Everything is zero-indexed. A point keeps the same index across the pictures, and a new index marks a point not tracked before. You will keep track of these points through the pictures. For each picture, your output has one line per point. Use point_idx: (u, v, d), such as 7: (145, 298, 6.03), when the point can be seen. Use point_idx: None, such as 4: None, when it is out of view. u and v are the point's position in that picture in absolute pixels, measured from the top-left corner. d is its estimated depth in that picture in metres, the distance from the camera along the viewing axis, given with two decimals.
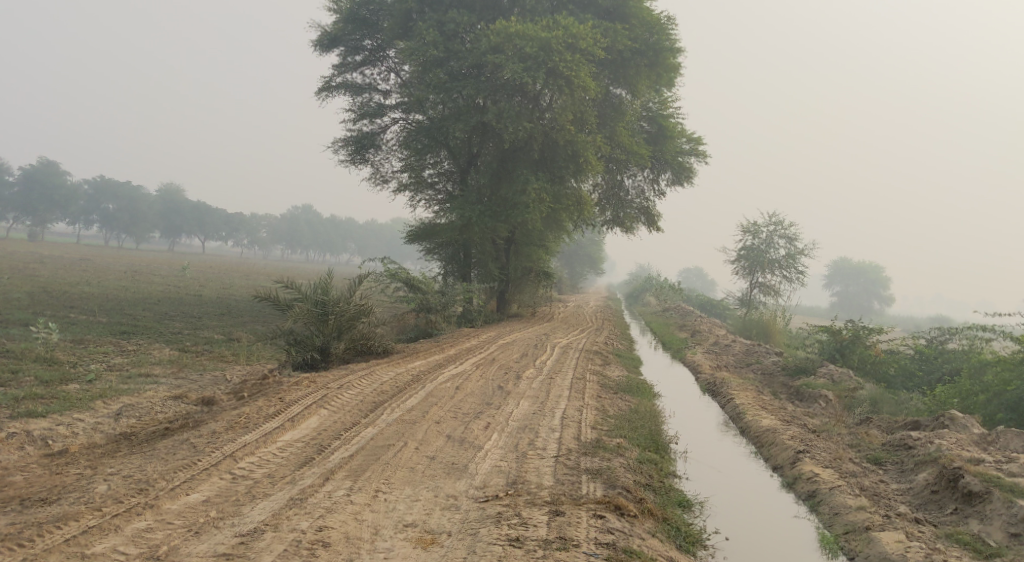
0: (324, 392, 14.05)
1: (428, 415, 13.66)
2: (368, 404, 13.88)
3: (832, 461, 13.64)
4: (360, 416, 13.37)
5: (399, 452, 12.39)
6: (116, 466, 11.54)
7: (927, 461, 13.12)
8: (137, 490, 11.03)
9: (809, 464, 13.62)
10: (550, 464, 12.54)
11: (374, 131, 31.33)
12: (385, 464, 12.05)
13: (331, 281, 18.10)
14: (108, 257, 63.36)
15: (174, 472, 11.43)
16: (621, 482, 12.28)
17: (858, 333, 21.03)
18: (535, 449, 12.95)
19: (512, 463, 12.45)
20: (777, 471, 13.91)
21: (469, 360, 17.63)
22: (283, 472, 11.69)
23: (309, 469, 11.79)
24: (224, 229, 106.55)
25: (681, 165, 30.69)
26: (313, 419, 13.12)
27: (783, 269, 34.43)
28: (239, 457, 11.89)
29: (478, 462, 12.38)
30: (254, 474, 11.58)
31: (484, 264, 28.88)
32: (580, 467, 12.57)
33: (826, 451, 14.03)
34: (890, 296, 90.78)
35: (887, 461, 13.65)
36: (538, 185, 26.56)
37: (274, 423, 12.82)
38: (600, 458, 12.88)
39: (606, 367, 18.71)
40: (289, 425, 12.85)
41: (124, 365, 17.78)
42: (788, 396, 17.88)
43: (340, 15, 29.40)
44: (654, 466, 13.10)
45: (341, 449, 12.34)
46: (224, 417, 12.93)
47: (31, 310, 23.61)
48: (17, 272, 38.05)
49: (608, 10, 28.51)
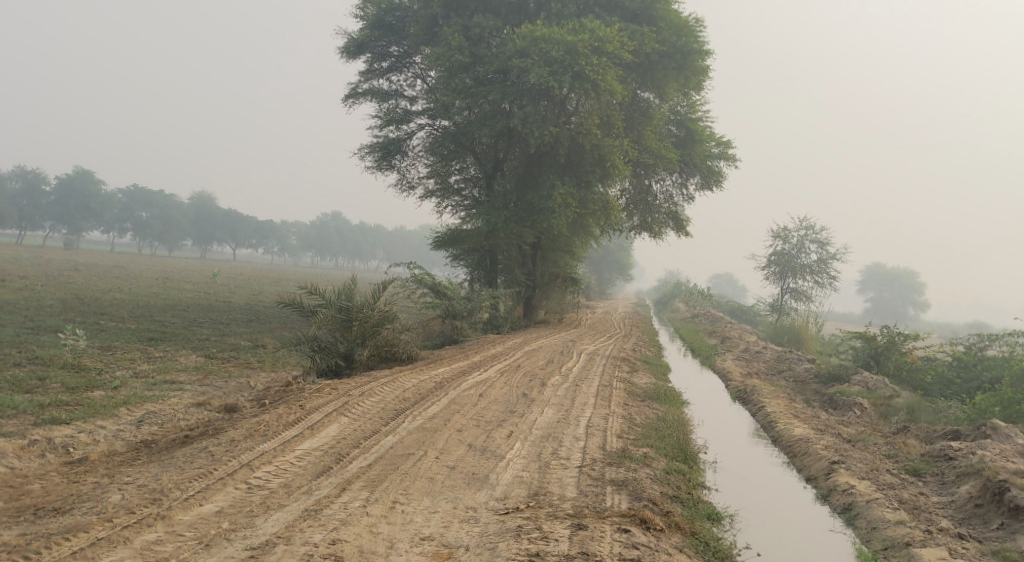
0: (345, 400, 13.88)
1: (450, 423, 13.45)
2: (390, 411, 13.69)
3: (868, 473, 13.25)
4: (381, 424, 13.19)
5: (419, 461, 12.18)
6: (132, 475, 11.44)
7: (970, 473, 12.70)
8: (151, 500, 10.92)
9: (843, 475, 13.24)
10: (574, 475, 12.27)
11: (400, 137, 31.27)
12: (404, 474, 11.84)
13: (355, 287, 17.98)
14: (141, 265, 63.86)
15: (189, 481, 11.30)
16: (647, 494, 11.98)
17: (893, 340, 20.69)
18: (559, 459, 12.69)
19: (534, 474, 12.20)
20: (811, 482, 13.53)
21: (494, 367, 17.40)
22: (300, 481, 11.53)
23: (326, 479, 11.62)
24: (256, 237, 107.23)
25: (710, 169, 30.30)
26: (333, 426, 12.95)
27: (815, 274, 33.87)
28: (256, 466, 11.74)
29: (499, 472, 12.14)
30: (270, 484, 11.42)
31: (510, 269, 28.58)
32: (605, 478, 12.28)
33: (862, 461, 13.63)
34: (924, 302, 89.46)
35: (926, 472, 13.23)
36: (565, 190, 26.30)
37: (293, 431, 12.67)
38: (626, 469, 12.59)
39: (633, 374, 18.38)
40: (308, 433, 12.69)
41: (151, 372, 17.74)
42: (821, 404, 17.47)
43: (366, 21, 29.38)
44: (682, 477, 12.78)
45: (359, 458, 12.16)
46: (244, 424, 12.80)
47: (62, 317, 23.71)
48: (51, 279, 38.35)
49: (635, 13, 28.19)
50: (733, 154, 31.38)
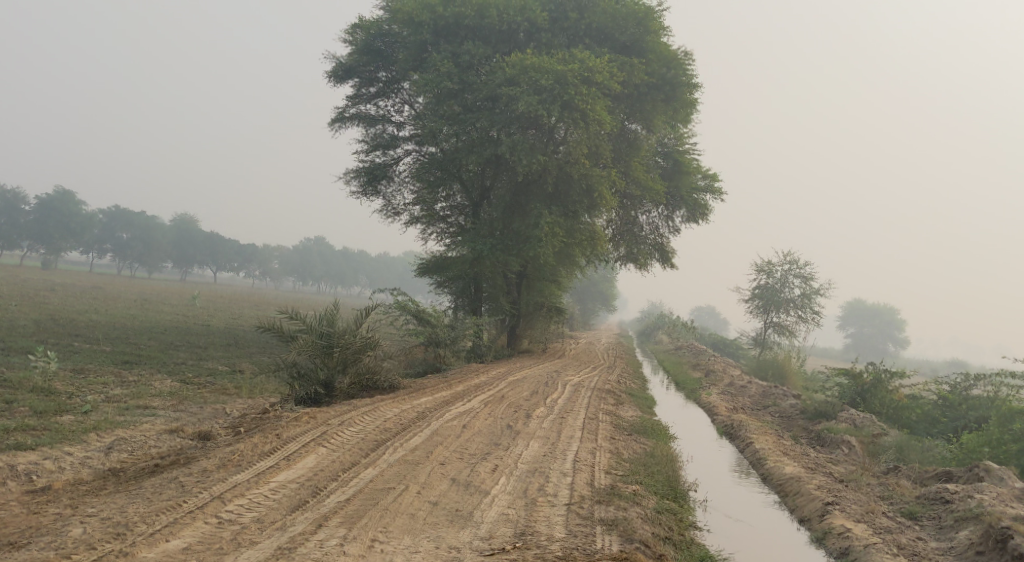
0: (323, 429, 13.47)
1: (432, 455, 13.07)
2: (371, 442, 13.30)
3: (864, 515, 12.95)
4: (360, 455, 12.79)
5: (399, 496, 11.79)
6: (96, 506, 10.99)
7: (969, 518, 12.44)
8: (114, 535, 10.47)
9: (838, 517, 12.93)
10: (562, 513, 11.91)
11: (386, 163, 31.02)
12: (384, 510, 11.44)
13: (337, 313, 17.62)
14: (119, 286, 63.11)
15: (156, 515, 10.87)
16: (638, 535, 11.63)
17: (879, 377, 20.50)
18: (545, 496, 12.32)
19: (520, 511, 11.83)
20: (805, 524, 13.21)
21: (477, 397, 17.04)
22: (274, 516, 11.11)
23: (302, 514, 11.21)
24: (237, 260, 106.50)
25: (696, 202, 30.20)
26: (311, 457, 12.55)
27: (799, 309, 33.78)
28: (228, 499, 11.31)
29: (483, 509, 11.76)
30: (242, 518, 11.00)
31: (495, 298, 28.54)
32: (594, 517, 11.93)
33: (857, 503, 13.33)
34: (904, 338, 89.69)
35: (922, 515, 12.95)
36: (552, 218, 26.12)
37: (268, 462, 12.26)
38: (616, 508, 12.24)
39: (618, 407, 18.03)
40: (285, 464, 12.28)
41: (123, 396, 17.24)
42: (809, 441, 17.21)
43: (355, 46, 29.23)
44: (673, 517, 12.44)
45: (337, 491, 11.76)
46: (217, 454, 12.37)
47: (35, 338, 23.17)
48: (26, 299, 37.67)
49: (625, 45, 28.07)
50: (719, 187, 31.32)
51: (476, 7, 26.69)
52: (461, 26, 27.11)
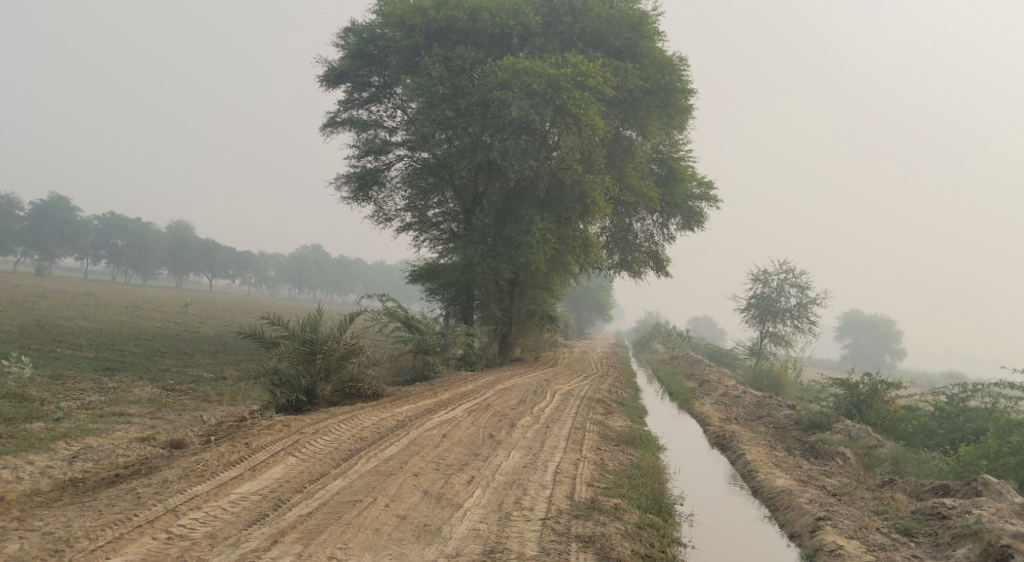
0: (295, 438, 13.02)
1: (406, 466, 12.62)
2: (344, 452, 12.84)
3: (857, 531, 12.51)
4: (330, 465, 12.35)
5: (365, 509, 11.36)
6: (43, 519, 10.64)
7: (966, 535, 12.01)
8: (52, 552, 10.15)
9: (829, 533, 12.50)
10: (536, 529, 11.48)
11: (378, 168, 30.61)
12: (347, 525, 11.03)
13: (321, 318, 17.17)
14: (113, 293, 62.52)
15: (102, 529, 10.51)
16: (616, 553, 11.20)
17: (875, 388, 20.07)
18: (521, 509, 11.89)
19: (492, 526, 11.40)
20: (795, 540, 12.80)
21: (462, 406, 16.57)
22: (228, 531, 10.71)
23: (258, 529, 10.81)
24: (233, 267, 105.95)
25: (691, 210, 29.76)
26: (277, 468, 12.10)
27: (795, 319, 33.37)
28: (182, 512, 10.91)
29: (453, 524, 11.33)
30: (194, 534, 10.61)
31: (487, 305, 27.92)
32: (570, 532, 11.50)
33: (851, 518, 12.89)
34: (901, 350, 89.19)
35: (918, 531, 12.51)
36: (544, 225, 25.69)
37: (232, 472, 11.84)
38: (595, 523, 11.81)
39: (608, 417, 17.57)
40: (249, 474, 11.84)
41: (100, 403, 16.77)
42: (803, 452, 16.80)
43: (347, 50, 28.84)
44: (656, 532, 11.99)
45: (300, 504, 11.34)
46: (180, 463, 11.95)
47: (16, 344, 22.71)
48: (16, 305, 37.14)
49: (619, 49, 27.68)
50: (714, 195, 30.94)
51: (468, 10, 26.29)
52: (454, 30, 26.68)
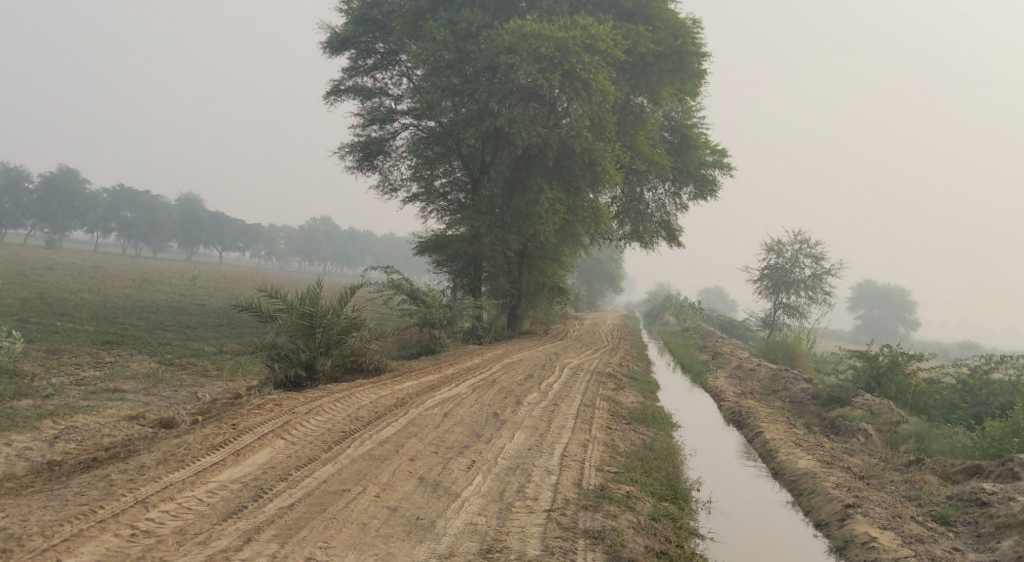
0: (286, 418, 12.45)
1: (401, 450, 12.03)
2: (336, 434, 12.25)
3: (888, 521, 11.86)
4: (321, 449, 11.78)
5: (353, 501, 10.79)
6: (4, 510, 10.15)
7: (1008, 527, 11.33)
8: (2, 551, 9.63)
9: (859, 523, 11.86)
10: (540, 523, 10.86)
11: (383, 137, 29.82)
12: (331, 519, 10.46)
13: (321, 291, 16.50)
14: (122, 266, 61.86)
15: (60, 524, 10.00)
16: (627, 551, 10.59)
17: (896, 360, 19.28)
18: (524, 499, 11.28)
19: (491, 520, 10.81)
20: (821, 529, 12.18)
21: (466, 382, 15.92)
22: (199, 526, 10.19)
23: (234, 524, 10.27)
24: (243, 240, 105.36)
25: (705, 177, 28.88)
26: (263, 453, 11.56)
27: (809, 290, 32.59)
28: (153, 504, 10.40)
29: (448, 517, 10.74)
30: (162, 530, 10.10)
31: (495, 277, 27.19)
32: (578, 527, 10.89)
33: (881, 506, 12.22)
34: (915, 320, 88.16)
35: (956, 520, 11.83)
36: (552, 194, 24.87)
37: (214, 457, 11.31)
38: (605, 515, 11.18)
39: (618, 393, 16.91)
40: (232, 460, 11.32)
41: (93, 379, 16.20)
42: (822, 429, 16.14)
43: (350, 15, 27.97)
44: (671, 524, 11.36)
45: (282, 495, 10.79)
46: (161, 446, 11.43)
47: (16, 317, 22.18)
48: (21, 278, 36.56)
49: (630, 12, 26.93)
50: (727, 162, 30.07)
51: None
52: None
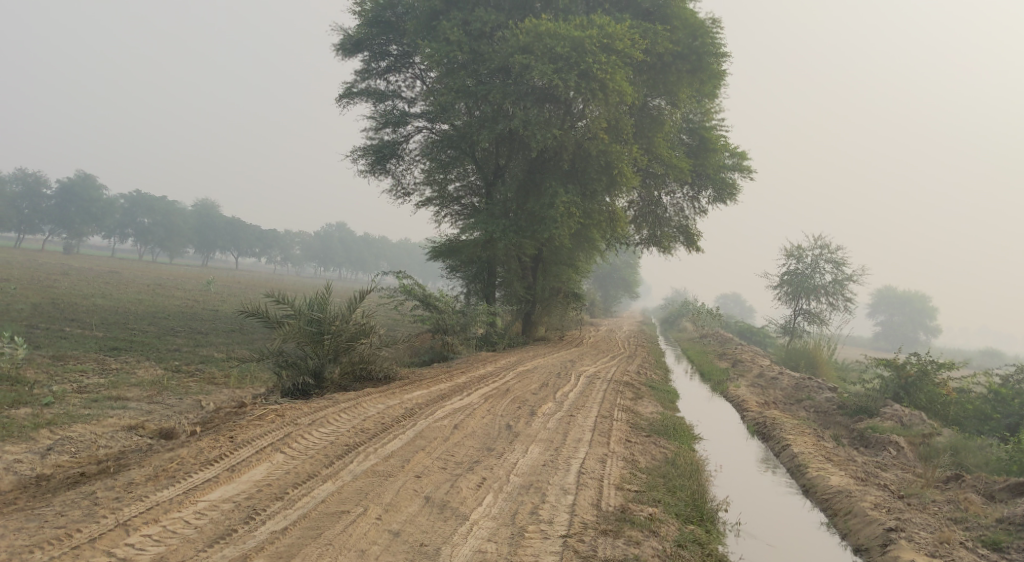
0: (287, 431, 11.95)
1: (407, 465, 11.48)
2: (339, 447, 11.74)
3: (935, 546, 11.23)
4: (322, 465, 11.27)
5: (352, 524, 10.27)
6: None
7: None
8: None
9: (903, 550, 11.24)
10: (558, 550, 10.29)
11: (396, 140, 29.32)
12: (326, 545, 9.94)
13: (330, 295, 15.98)
14: (137, 271, 61.56)
15: (35, 548, 9.59)
16: None
17: (925, 369, 18.46)
18: (539, 522, 10.72)
19: (505, 546, 10.25)
20: (862, 555, 11.56)
21: (479, 391, 15.34)
22: (183, 552, 9.71)
23: (221, 549, 9.79)
24: (259, 246, 105.15)
25: (724, 181, 28.22)
26: (260, 469, 11.07)
27: (830, 296, 31.86)
28: (135, 527, 9.94)
29: (455, 543, 10.20)
30: (142, 556, 9.63)
31: (509, 283, 26.65)
32: (600, 555, 10.31)
33: (925, 529, 11.59)
34: (936, 327, 86.95)
35: (1008, 546, 11.16)
36: (568, 197, 24.25)
37: (207, 474, 10.83)
38: (627, 541, 10.59)
39: (637, 403, 16.29)
40: (226, 477, 10.84)
41: (97, 387, 15.72)
42: (851, 441, 15.48)
43: (363, 18, 27.52)
44: (699, 552, 10.76)
45: (276, 516, 10.29)
46: (152, 461, 10.99)
47: (25, 324, 21.75)
48: (35, 284, 36.20)
49: (648, 11, 26.35)
50: (749, 166, 29.39)
51: None
52: None
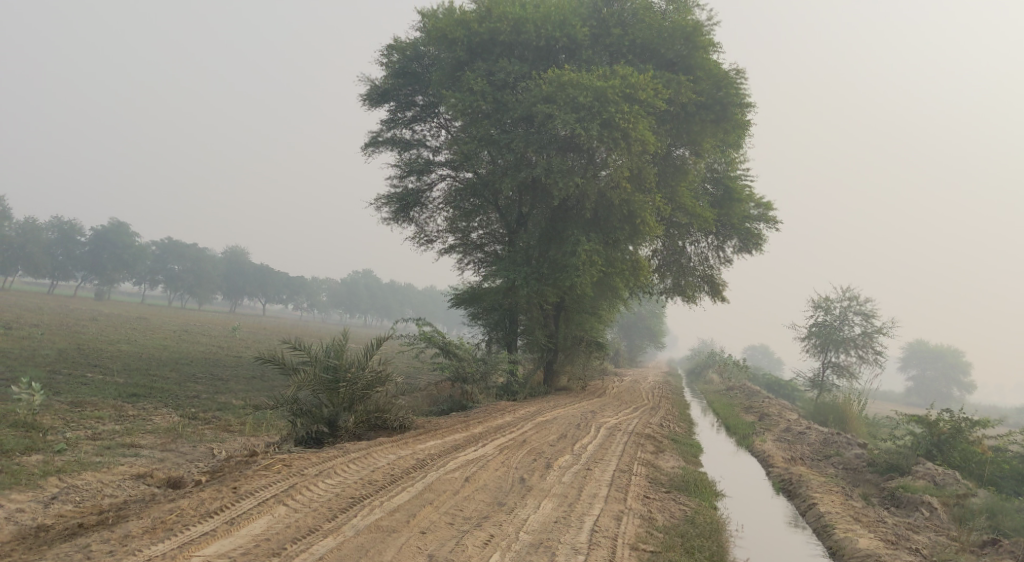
0: (292, 482, 11.72)
1: (413, 521, 11.20)
2: (344, 500, 11.48)
3: None
4: (324, 519, 11.03)
5: None
6: None
7: None
8: None
9: None
10: None
11: (420, 189, 29.33)
12: None
13: (346, 343, 15.81)
14: (166, 317, 61.88)
15: None
16: None
17: (958, 427, 17.85)
18: None
19: None
20: None
21: (495, 442, 15.02)
22: None
23: None
24: (287, 293, 105.66)
25: (749, 231, 27.90)
26: (260, 522, 10.85)
27: (860, 349, 31.24)
28: None
29: None
30: None
31: (531, 330, 26.19)
32: None
33: None
34: (970, 382, 85.33)
35: None
36: (590, 246, 24.05)
37: (205, 527, 10.64)
38: None
39: (658, 456, 15.89)
40: (225, 530, 10.64)
41: (111, 433, 15.58)
42: (880, 500, 14.97)
43: (389, 68, 27.72)
44: None
45: None
46: (152, 512, 10.82)
47: (48, 368, 21.74)
48: (63, 329, 36.36)
49: (671, 61, 25.99)
50: (772, 216, 29.09)
51: (512, 21, 24.78)
52: (497, 43, 25.26)
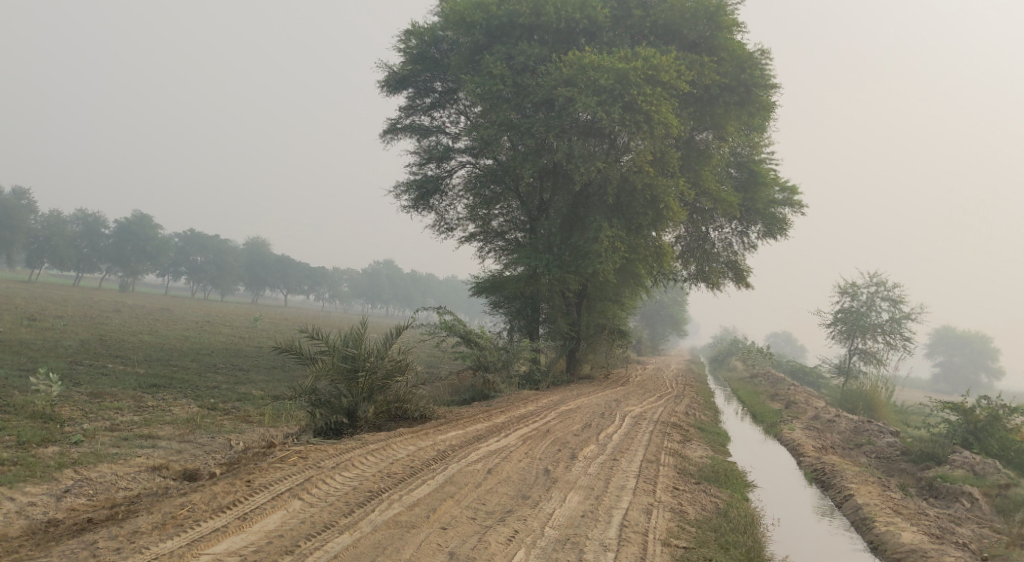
0: (307, 475, 11.43)
1: (433, 516, 10.88)
2: (361, 493, 11.18)
3: None
4: (341, 514, 10.73)
5: None
6: None
7: None
8: None
9: None
10: None
11: (439, 176, 28.96)
12: None
13: (365, 332, 15.49)
14: (190, 308, 62.06)
15: None
16: None
17: (996, 414, 17.33)
18: None
19: None
20: None
21: (518, 432, 14.65)
22: None
23: None
24: (309, 283, 105.78)
25: (774, 216, 27.32)
26: (273, 517, 10.56)
27: (888, 335, 30.61)
28: None
29: None
30: None
31: (553, 318, 25.92)
32: None
33: None
34: (999, 369, 84.22)
35: None
36: (612, 232, 23.62)
37: (217, 522, 10.38)
38: None
39: (685, 446, 15.47)
40: (237, 526, 10.37)
41: (129, 424, 15.35)
42: (918, 491, 14.50)
43: (407, 54, 27.32)
44: None
45: None
46: (162, 508, 10.58)
47: (68, 360, 21.57)
48: (86, 320, 36.40)
49: (694, 42, 25.42)
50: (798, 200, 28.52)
51: (531, 4, 24.30)
52: (516, 26, 24.79)
